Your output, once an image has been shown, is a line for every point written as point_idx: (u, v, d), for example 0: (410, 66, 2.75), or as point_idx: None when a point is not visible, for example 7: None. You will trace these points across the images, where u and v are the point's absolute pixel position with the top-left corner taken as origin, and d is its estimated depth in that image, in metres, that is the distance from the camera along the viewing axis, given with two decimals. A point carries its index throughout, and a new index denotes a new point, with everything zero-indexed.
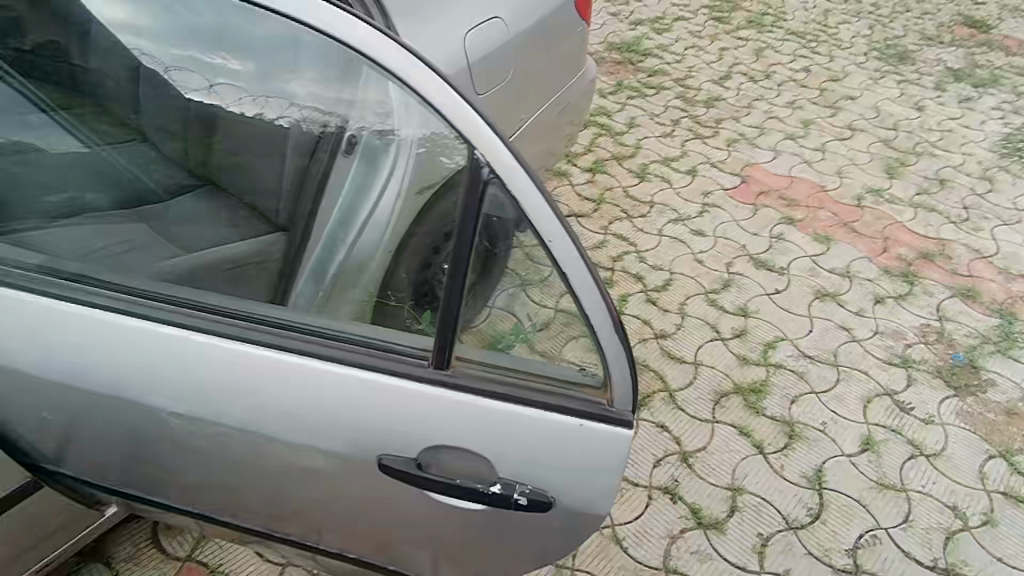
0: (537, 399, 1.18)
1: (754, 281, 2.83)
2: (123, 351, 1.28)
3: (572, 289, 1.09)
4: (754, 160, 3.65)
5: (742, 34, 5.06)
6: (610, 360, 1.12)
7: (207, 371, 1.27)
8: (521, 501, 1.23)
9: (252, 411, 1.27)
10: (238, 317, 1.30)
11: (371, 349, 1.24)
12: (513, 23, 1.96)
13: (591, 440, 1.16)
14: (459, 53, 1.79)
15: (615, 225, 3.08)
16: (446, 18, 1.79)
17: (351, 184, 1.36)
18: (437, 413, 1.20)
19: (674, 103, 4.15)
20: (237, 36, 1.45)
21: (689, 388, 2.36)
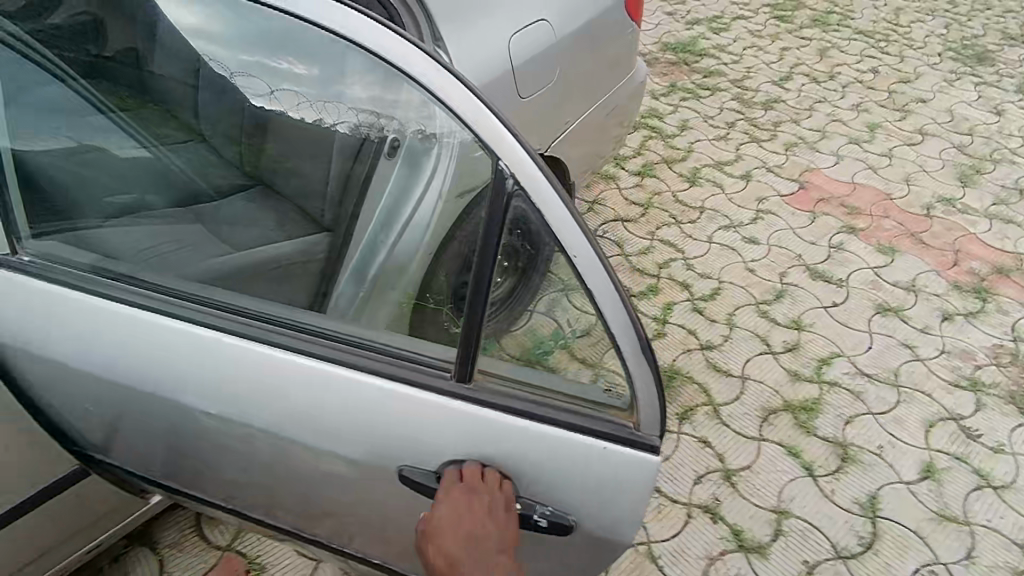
0: (561, 415, 1.19)
1: (810, 293, 2.70)
2: (162, 349, 1.35)
3: (594, 302, 1.10)
4: (813, 166, 3.49)
5: (806, 33, 4.87)
6: (637, 379, 1.13)
7: (234, 372, 1.32)
8: (542, 522, 1.25)
9: (278, 414, 1.32)
10: (268, 321, 1.34)
11: (396, 358, 1.27)
12: (560, 25, 1.93)
13: (614, 464, 1.17)
14: (503, 57, 1.78)
15: (663, 230, 3.00)
16: (492, 21, 1.78)
17: (394, 187, 1.36)
18: (459, 425, 1.21)
19: (730, 105, 4.02)
20: (304, 42, 1.31)
21: (735, 403, 2.27)
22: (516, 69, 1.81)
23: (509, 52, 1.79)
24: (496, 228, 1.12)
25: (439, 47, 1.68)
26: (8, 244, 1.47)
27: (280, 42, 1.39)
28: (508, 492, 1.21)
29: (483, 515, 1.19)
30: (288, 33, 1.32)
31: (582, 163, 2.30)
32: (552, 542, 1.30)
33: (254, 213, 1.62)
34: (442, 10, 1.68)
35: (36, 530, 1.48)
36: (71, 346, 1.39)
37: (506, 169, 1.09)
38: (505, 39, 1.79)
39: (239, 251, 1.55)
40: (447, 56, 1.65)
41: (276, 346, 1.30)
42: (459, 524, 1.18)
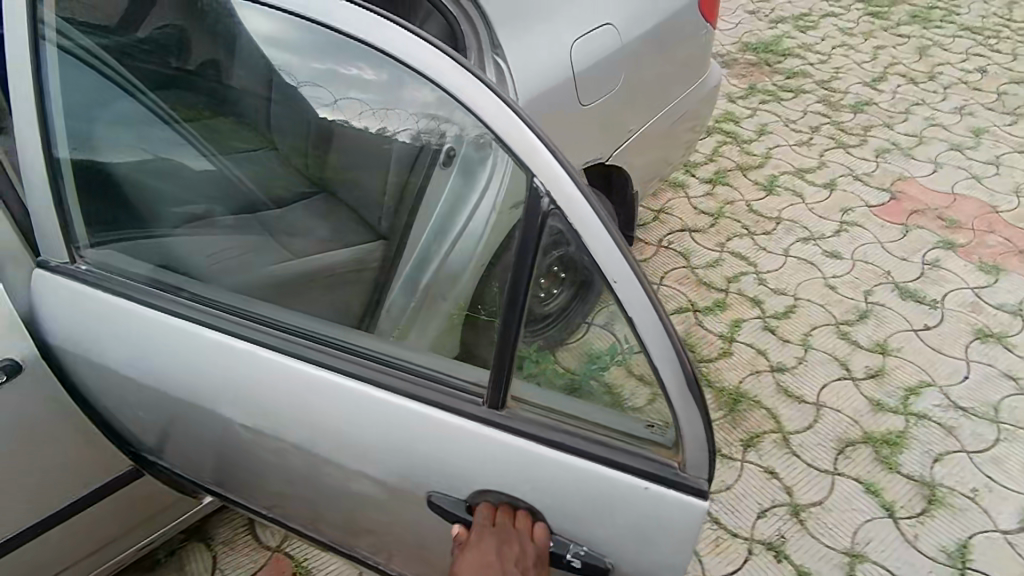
0: (599, 448, 1.15)
1: (898, 314, 2.48)
2: (205, 360, 1.38)
3: (636, 332, 1.04)
4: (907, 174, 3.22)
5: (903, 30, 4.52)
6: (683, 418, 1.07)
7: (269, 385, 1.35)
8: (574, 562, 1.23)
9: (308, 428, 1.34)
10: (304, 336, 1.36)
11: (429, 380, 1.26)
12: (626, 30, 1.84)
13: (654, 505, 1.12)
14: (563, 63, 1.72)
15: (733, 242, 2.85)
16: (554, 26, 1.72)
17: (448, 198, 1.35)
18: (491, 452, 1.20)
19: (815, 108, 3.78)
20: (373, 57, 1.20)
21: (807, 432, 2.10)
22: (577, 77, 1.75)
23: (570, 59, 1.73)
24: (532, 250, 1.07)
25: (497, 55, 1.64)
26: (67, 252, 1.49)
27: (354, 56, 1.27)
28: (542, 540, 1.20)
29: (517, 560, 1.16)
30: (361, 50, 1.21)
31: (648, 168, 2.20)
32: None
33: (310, 222, 1.62)
34: (502, 16, 1.64)
35: (92, 526, 1.54)
36: (122, 353, 1.44)
37: (541, 186, 1.04)
38: (566, 45, 1.73)
39: (299, 257, 1.57)
40: (503, 65, 1.61)
41: (312, 362, 1.32)
42: (494, 567, 1.15)
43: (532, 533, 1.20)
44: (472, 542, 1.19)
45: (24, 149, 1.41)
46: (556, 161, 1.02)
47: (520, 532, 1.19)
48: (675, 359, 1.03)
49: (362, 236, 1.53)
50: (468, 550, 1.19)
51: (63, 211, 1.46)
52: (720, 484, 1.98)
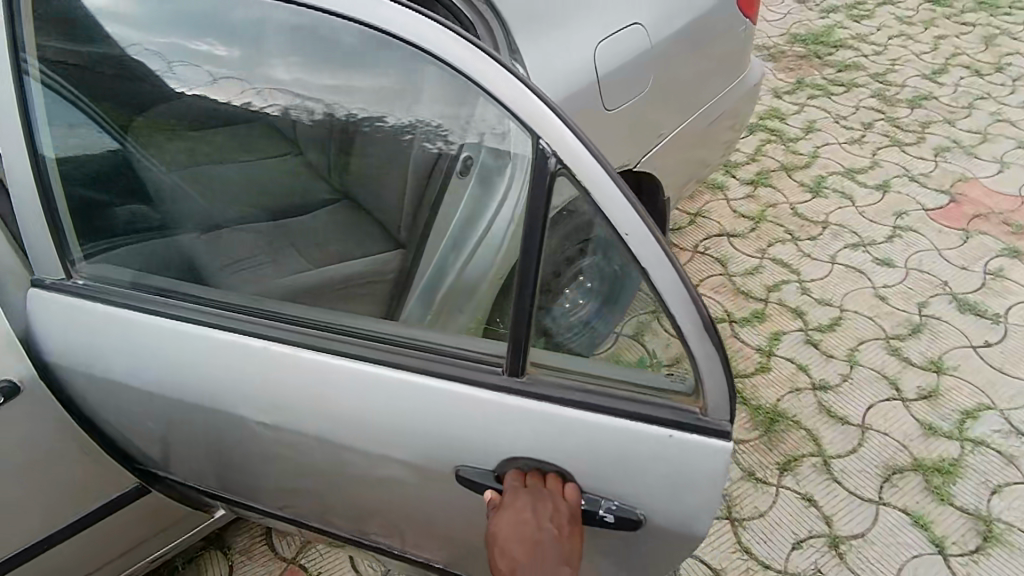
0: (622, 403, 1.16)
1: (955, 329, 2.30)
2: (215, 364, 1.37)
3: (654, 287, 1.06)
4: (969, 174, 2.99)
5: (968, 18, 4.23)
6: (703, 367, 1.08)
7: (282, 377, 1.33)
8: (608, 518, 1.20)
9: (328, 420, 1.32)
10: (319, 326, 1.36)
11: (445, 357, 1.26)
12: (656, 29, 1.74)
13: (679, 453, 1.13)
14: (587, 67, 1.63)
15: (775, 248, 2.70)
16: (577, 28, 1.63)
17: (464, 212, 1.32)
18: (513, 422, 1.19)
19: (868, 103, 3.56)
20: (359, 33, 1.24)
21: (850, 456, 1.97)
22: (603, 79, 1.66)
23: (594, 61, 1.64)
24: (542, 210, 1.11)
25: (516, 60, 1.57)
26: (62, 268, 1.49)
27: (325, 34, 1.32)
28: (575, 501, 1.18)
29: (554, 519, 1.16)
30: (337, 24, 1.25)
31: (680, 173, 2.07)
32: (618, 538, 1.26)
33: (326, 227, 1.57)
34: (519, 21, 1.57)
35: (107, 538, 1.55)
36: (126, 362, 1.43)
37: (547, 148, 1.08)
38: (590, 47, 1.64)
39: (315, 266, 1.52)
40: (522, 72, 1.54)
41: (328, 347, 1.32)
42: (532, 528, 1.15)
43: (565, 493, 1.18)
44: (506, 506, 1.18)
45: (10, 159, 1.41)
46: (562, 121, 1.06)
47: (552, 493, 1.18)
48: (692, 312, 1.06)
49: (380, 244, 1.49)
50: (502, 514, 1.18)
51: (52, 215, 1.45)
52: (753, 510, 1.87)
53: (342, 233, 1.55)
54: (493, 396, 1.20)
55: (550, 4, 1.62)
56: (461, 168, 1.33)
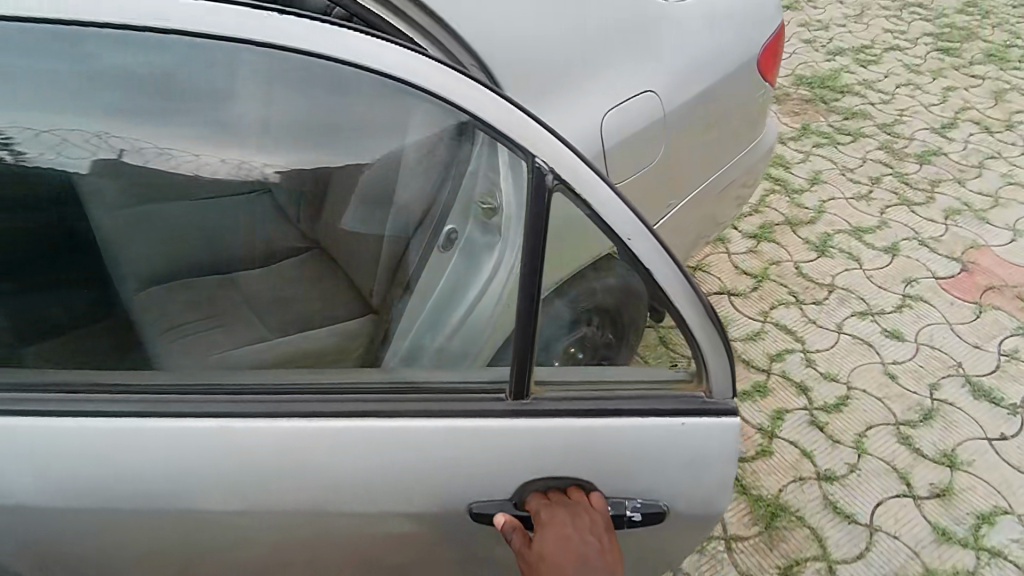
0: (630, 401, 1.20)
1: (970, 418, 2.15)
2: (142, 458, 1.14)
3: (661, 290, 1.14)
4: (980, 241, 2.85)
5: (977, 70, 4.14)
6: (709, 350, 1.17)
7: (255, 458, 1.16)
8: (635, 517, 1.25)
9: (317, 490, 1.20)
10: (290, 390, 1.20)
11: (438, 402, 1.19)
12: (668, 97, 1.57)
13: (694, 436, 1.20)
14: (592, 140, 1.45)
15: (778, 311, 2.53)
16: (582, 98, 1.45)
17: (449, 283, 1.29)
18: (525, 446, 1.18)
19: (875, 155, 3.43)
20: (306, 67, 1.13)
21: (857, 563, 1.80)
22: (607, 152, 1.48)
23: (599, 131, 1.46)
24: (541, 235, 1.12)
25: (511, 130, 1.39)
26: None
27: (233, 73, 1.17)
28: (602, 507, 1.19)
29: (591, 527, 1.15)
30: (274, 58, 1.11)
31: (686, 241, 1.90)
32: (637, 533, 1.32)
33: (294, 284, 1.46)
34: (515, 86, 1.38)
35: None
36: (10, 471, 1.15)
37: (543, 165, 1.10)
38: (595, 115, 1.46)
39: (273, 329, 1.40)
40: None
41: (309, 398, 1.18)
42: (574, 538, 1.13)
43: (591, 501, 1.20)
44: (542, 523, 1.16)
45: None
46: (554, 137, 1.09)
47: (579, 501, 1.19)
48: (695, 305, 1.15)
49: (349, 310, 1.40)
50: (539, 532, 1.15)
51: None
52: None
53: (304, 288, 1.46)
54: (505, 430, 1.17)
55: (551, 66, 1.42)
56: (443, 243, 1.31)
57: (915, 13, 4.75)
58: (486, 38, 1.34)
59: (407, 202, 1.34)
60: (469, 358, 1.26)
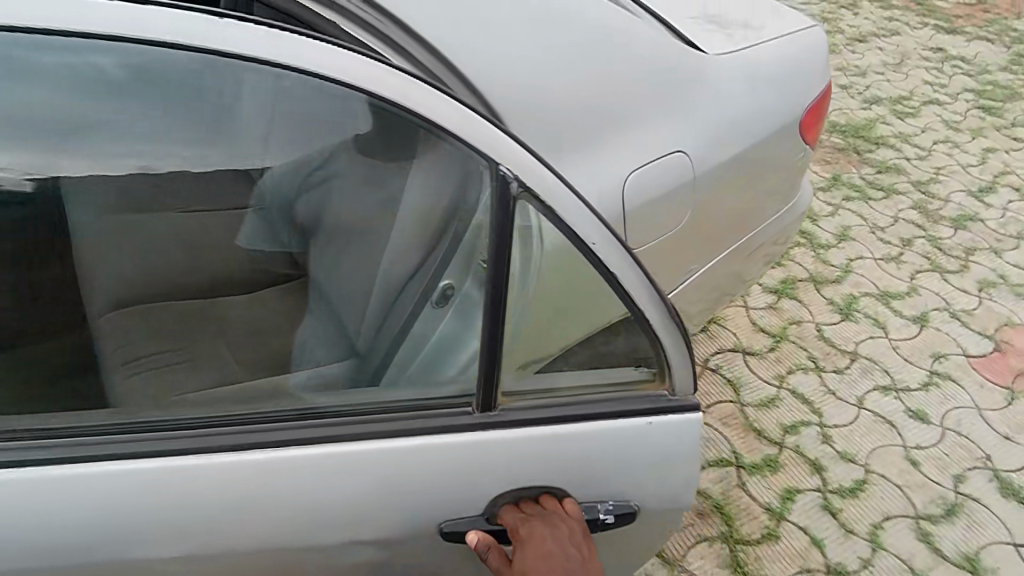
0: (596, 405, 1.16)
1: (996, 518, 2.00)
2: (66, 512, 0.98)
3: (624, 291, 1.13)
4: (1016, 319, 2.69)
5: (1019, 133, 3.98)
6: (671, 349, 1.16)
7: (201, 496, 1.02)
8: (608, 520, 1.19)
9: (274, 526, 1.06)
10: (240, 417, 1.07)
11: (403, 420, 1.09)
12: (701, 158, 1.43)
13: (663, 430, 1.16)
14: (614, 200, 1.32)
15: (795, 377, 2.37)
16: (606, 153, 1.32)
17: (441, 336, 1.15)
18: (497, 456, 1.10)
19: (908, 214, 3.27)
20: (265, 104, 1.07)
21: None
22: (631, 213, 1.35)
23: (624, 192, 1.33)
24: (506, 246, 1.06)
25: None
26: None
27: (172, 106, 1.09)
28: (577, 514, 1.13)
29: (573, 541, 1.10)
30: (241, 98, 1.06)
31: (704, 305, 1.77)
32: (611, 535, 1.26)
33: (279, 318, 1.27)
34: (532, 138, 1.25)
35: None
36: None
37: (508, 173, 1.04)
38: (620, 176, 1.33)
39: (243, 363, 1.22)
40: None
41: (265, 426, 1.06)
42: (562, 556, 1.07)
43: (564, 508, 1.14)
44: (523, 540, 1.08)
45: None
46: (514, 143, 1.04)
47: (554, 511, 1.13)
48: (659, 310, 1.15)
49: (329, 349, 1.22)
50: (519, 549, 1.08)
51: None
52: None
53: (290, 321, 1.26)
54: (474, 445, 1.09)
55: (575, 120, 1.30)
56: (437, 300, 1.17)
57: (957, 66, 4.59)
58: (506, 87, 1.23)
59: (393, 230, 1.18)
60: (438, 377, 1.15)
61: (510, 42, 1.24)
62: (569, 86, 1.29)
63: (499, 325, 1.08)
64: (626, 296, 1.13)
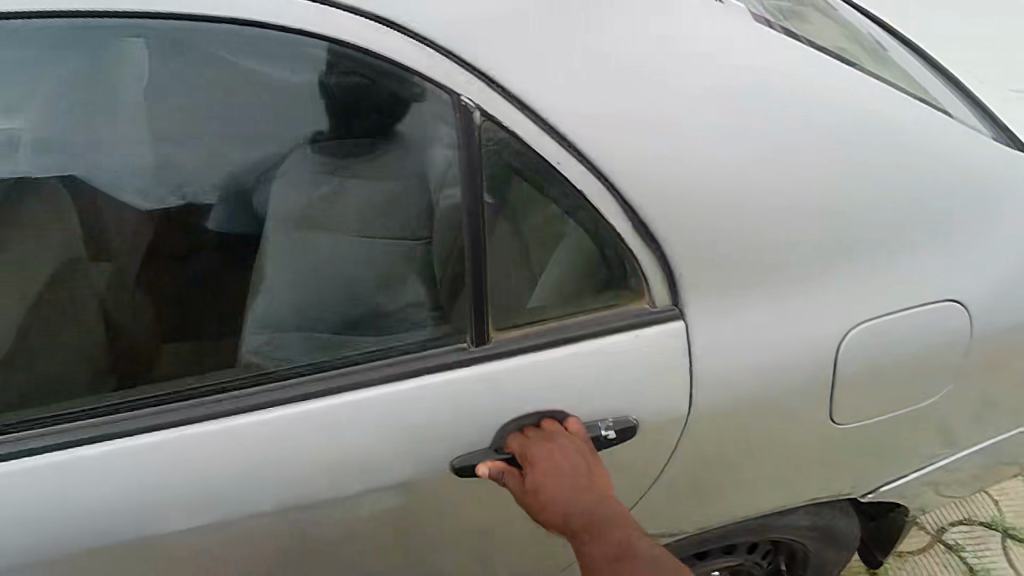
0: (563, 333, 0.85)
1: None
2: (65, 524, 0.78)
3: (596, 210, 0.81)
4: None
5: None
6: (651, 257, 0.84)
7: (197, 489, 0.80)
8: (611, 437, 0.86)
9: (272, 506, 0.83)
10: (228, 381, 0.83)
11: (385, 368, 0.82)
12: (985, 303, 0.97)
13: (654, 352, 0.85)
14: (829, 353, 0.91)
15: None
16: (847, 277, 0.90)
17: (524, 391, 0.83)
18: (474, 397, 0.82)
19: None
20: (272, 71, 0.78)
21: None
22: (846, 379, 0.93)
23: (842, 354, 0.92)
24: (474, 181, 0.79)
25: (715, 321, 0.87)
26: None
27: (157, 99, 0.80)
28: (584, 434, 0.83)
29: (593, 468, 0.81)
30: (240, 65, 0.77)
31: (968, 488, 1.23)
32: (628, 480, 0.93)
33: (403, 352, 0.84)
34: (748, 230, 0.85)
35: None
36: None
37: (465, 101, 0.76)
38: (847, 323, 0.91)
39: (304, 384, 0.82)
40: (707, 352, 0.87)
41: (253, 388, 0.82)
42: (591, 489, 0.80)
43: (568, 430, 0.83)
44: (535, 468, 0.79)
45: None
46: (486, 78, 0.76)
47: (561, 436, 0.82)
48: (622, 218, 0.82)
49: (400, 348, 0.84)
50: (534, 476, 0.79)
51: None
52: None
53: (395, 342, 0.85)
54: (514, 413, 0.83)
55: (811, 228, 0.87)
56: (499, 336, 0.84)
57: None
58: (706, 193, 0.83)
59: (367, 199, 0.87)
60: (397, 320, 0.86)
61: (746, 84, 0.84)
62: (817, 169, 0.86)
63: (471, 281, 0.82)
64: (591, 211, 0.81)
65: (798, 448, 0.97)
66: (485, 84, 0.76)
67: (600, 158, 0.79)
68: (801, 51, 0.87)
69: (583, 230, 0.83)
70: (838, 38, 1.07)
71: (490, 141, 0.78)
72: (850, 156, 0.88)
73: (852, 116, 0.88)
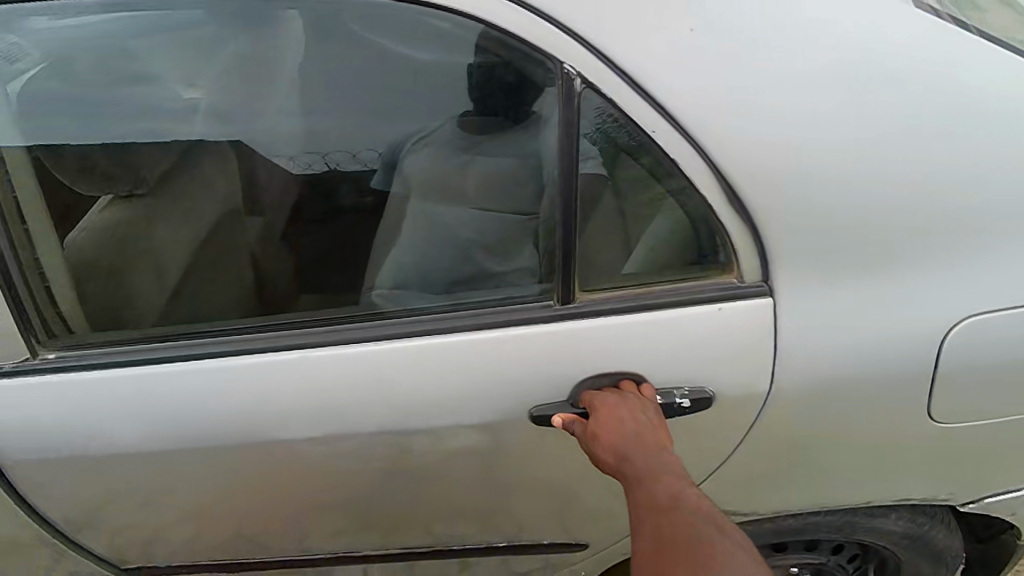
0: (652, 299, 0.88)
1: None
2: (208, 424, 0.92)
3: (693, 184, 0.83)
4: None
5: None
6: (751, 227, 0.84)
7: (312, 405, 0.91)
8: (686, 405, 0.88)
9: (372, 430, 0.92)
10: (347, 317, 0.93)
11: (484, 316, 0.90)
12: None
13: (735, 328, 0.86)
14: (933, 344, 0.87)
15: None
16: (961, 266, 0.86)
17: (606, 348, 0.87)
18: (565, 354, 0.87)
19: None
20: (409, 39, 0.87)
21: None
22: (948, 376, 0.89)
23: (947, 349, 0.87)
24: (576, 149, 0.83)
25: (809, 296, 0.85)
26: None
27: (315, 61, 0.94)
28: (654, 400, 0.85)
29: (656, 430, 0.81)
30: (383, 32, 0.87)
31: None
32: (704, 453, 0.95)
33: (497, 301, 0.91)
34: (857, 208, 0.83)
35: None
36: (85, 441, 0.92)
37: (570, 69, 0.80)
38: (958, 315, 0.87)
39: (408, 323, 0.91)
40: (796, 331, 0.86)
41: (369, 323, 0.92)
42: (650, 442, 0.79)
43: (639, 392, 0.86)
44: (597, 412, 0.83)
45: None
46: (592, 48, 0.79)
47: (631, 394, 0.85)
48: (717, 190, 0.83)
49: (496, 301, 0.91)
50: (594, 420, 0.82)
51: None
52: None
53: (493, 295, 0.92)
54: (594, 372, 0.88)
55: (924, 213, 0.83)
56: (587, 296, 0.88)
57: None
58: (805, 173, 0.82)
59: (490, 164, 0.96)
60: (506, 276, 0.94)
61: (870, 62, 0.81)
62: (934, 155, 0.82)
63: (568, 243, 0.86)
64: (689, 185, 0.83)
65: (891, 441, 0.93)
66: (589, 51, 0.79)
67: (697, 131, 0.80)
68: (929, 27, 0.83)
69: (683, 205, 0.85)
70: (1010, 26, 0.97)
71: (593, 108, 0.81)
72: (974, 140, 0.83)
73: (979, 99, 0.83)
